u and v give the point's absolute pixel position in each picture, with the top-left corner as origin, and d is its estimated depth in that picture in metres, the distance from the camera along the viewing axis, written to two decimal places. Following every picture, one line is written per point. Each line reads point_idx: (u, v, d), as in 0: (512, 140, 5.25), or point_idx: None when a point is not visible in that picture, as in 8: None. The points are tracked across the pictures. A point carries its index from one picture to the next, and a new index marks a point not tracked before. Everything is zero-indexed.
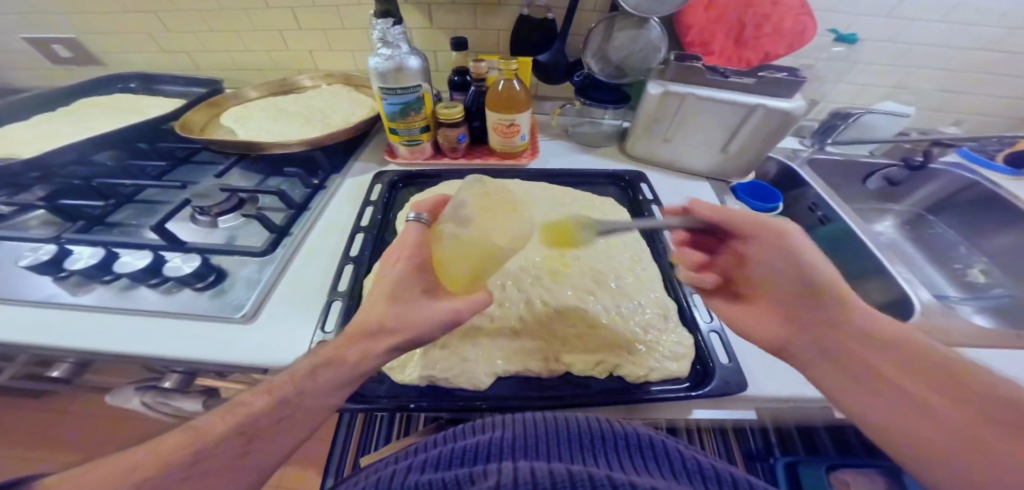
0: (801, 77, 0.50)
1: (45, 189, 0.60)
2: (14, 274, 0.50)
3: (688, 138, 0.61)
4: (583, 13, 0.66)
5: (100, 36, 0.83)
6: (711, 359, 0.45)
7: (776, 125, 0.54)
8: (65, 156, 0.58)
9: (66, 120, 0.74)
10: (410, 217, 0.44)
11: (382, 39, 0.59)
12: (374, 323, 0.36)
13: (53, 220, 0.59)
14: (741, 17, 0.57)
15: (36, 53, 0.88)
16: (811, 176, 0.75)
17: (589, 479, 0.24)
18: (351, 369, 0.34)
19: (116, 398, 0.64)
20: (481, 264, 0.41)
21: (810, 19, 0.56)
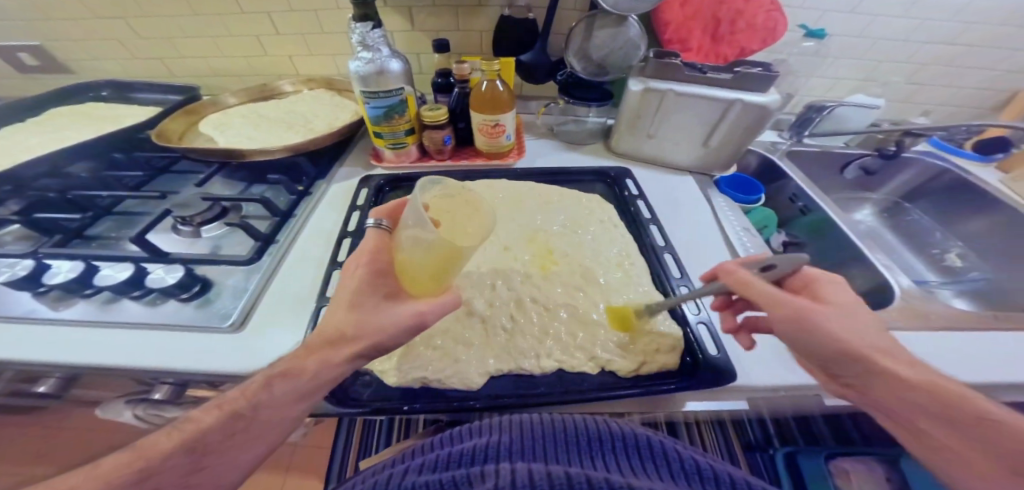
0: (774, 71, 0.51)
1: (19, 203, 0.58)
2: None
3: (670, 133, 0.62)
4: (563, 13, 0.66)
5: (70, 44, 0.82)
6: (700, 350, 0.46)
7: (753, 119, 0.55)
8: (39, 168, 0.57)
9: (37, 131, 0.73)
10: (369, 223, 0.44)
11: (362, 42, 0.58)
12: (334, 332, 0.36)
13: (30, 235, 0.58)
14: (716, 14, 0.58)
15: (3, 61, 0.86)
16: (790, 168, 0.76)
17: (588, 481, 0.24)
18: (309, 381, 0.34)
19: (107, 412, 0.63)
20: (439, 265, 0.38)
21: (781, 15, 0.57)
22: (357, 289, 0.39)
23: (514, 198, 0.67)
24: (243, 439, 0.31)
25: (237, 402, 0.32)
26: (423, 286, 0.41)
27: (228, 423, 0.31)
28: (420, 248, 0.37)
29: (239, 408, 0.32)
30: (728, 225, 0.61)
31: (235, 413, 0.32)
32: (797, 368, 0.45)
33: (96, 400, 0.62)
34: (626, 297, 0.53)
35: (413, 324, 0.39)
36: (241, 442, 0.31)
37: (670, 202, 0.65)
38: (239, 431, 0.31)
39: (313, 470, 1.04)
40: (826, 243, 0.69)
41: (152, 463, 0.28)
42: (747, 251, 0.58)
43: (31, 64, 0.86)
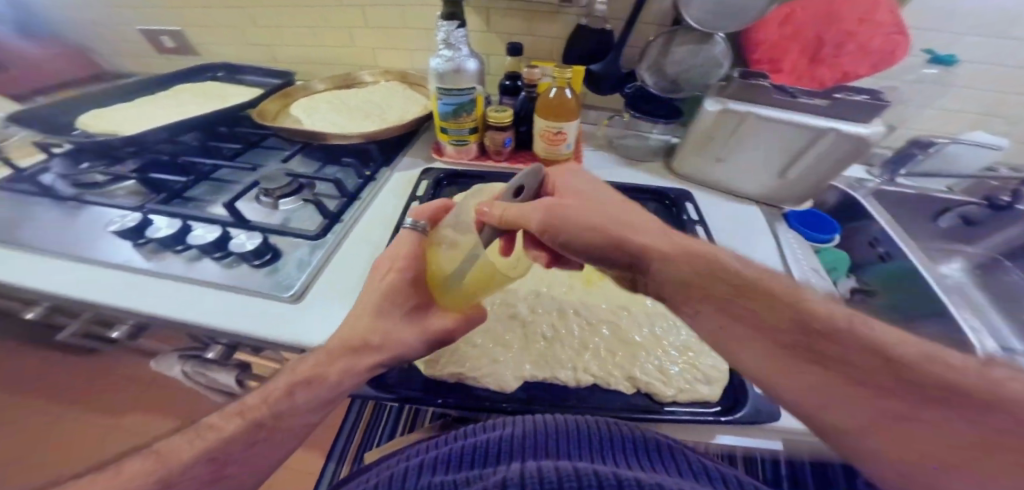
0: (885, 100, 0.47)
1: (137, 164, 0.67)
2: (102, 237, 0.55)
3: (742, 158, 0.59)
4: (642, 26, 0.66)
5: (200, 30, 0.90)
6: (745, 387, 0.43)
7: (847, 151, 0.51)
8: (160, 135, 0.64)
9: (163, 104, 0.81)
10: (409, 223, 0.49)
11: (445, 40, 0.61)
12: (357, 340, 0.40)
13: (138, 191, 0.64)
14: (819, 35, 0.55)
15: (146, 42, 0.96)
16: (875, 209, 0.71)
17: (594, 475, 0.25)
18: (329, 389, 0.38)
19: (161, 365, 0.68)
20: (480, 279, 0.43)
21: (904, 38, 0.52)
22: (382, 302, 0.43)
23: None
24: (262, 447, 0.35)
25: (257, 414, 0.36)
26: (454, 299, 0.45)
27: (250, 434, 0.35)
28: (468, 256, 0.43)
29: (261, 417, 0.36)
30: (795, 265, 0.57)
31: (257, 422, 0.36)
32: None
33: (155, 351, 0.68)
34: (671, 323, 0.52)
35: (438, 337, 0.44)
36: (262, 450, 0.35)
37: (737, 230, 0.62)
38: (260, 440, 0.35)
39: (318, 445, 1.09)
40: (903, 291, 0.64)
41: (171, 471, 0.30)
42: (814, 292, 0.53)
43: (166, 45, 0.96)
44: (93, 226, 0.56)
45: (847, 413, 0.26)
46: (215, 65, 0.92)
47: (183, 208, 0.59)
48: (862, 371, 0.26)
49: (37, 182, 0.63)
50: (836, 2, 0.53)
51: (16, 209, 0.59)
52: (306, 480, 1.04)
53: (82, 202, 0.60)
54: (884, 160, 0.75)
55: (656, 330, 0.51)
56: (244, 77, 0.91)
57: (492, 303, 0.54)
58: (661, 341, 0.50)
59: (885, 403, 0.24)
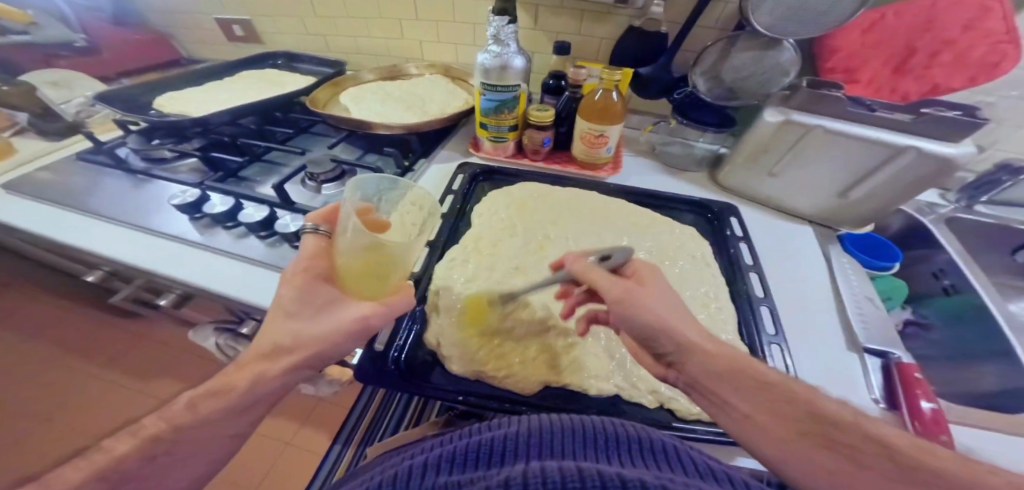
0: (981, 117, 0.43)
1: (199, 142, 0.71)
2: (160, 209, 0.58)
3: (798, 174, 0.56)
4: (700, 29, 0.63)
5: (266, 19, 0.94)
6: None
7: (926, 174, 0.47)
8: (222, 117, 0.67)
9: (229, 87, 0.85)
10: (305, 229, 0.41)
11: (496, 36, 0.61)
12: (267, 345, 0.35)
13: (198, 169, 0.68)
14: (911, 43, 0.51)
15: (220, 31, 1.01)
16: (947, 238, 0.65)
17: (599, 476, 0.23)
18: (242, 397, 0.33)
19: (197, 335, 0.71)
20: (373, 264, 0.34)
21: (1014, 49, 0.47)
22: (295, 300, 0.36)
23: (599, 212, 0.65)
24: (166, 464, 0.29)
25: (152, 429, 0.30)
26: (365, 290, 0.38)
27: (147, 449, 0.29)
28: (353, 249, 0.34)
29: (161, 432, 0.30)
30: (846, 293, 0.53)
31: (155, 436, 0.30)
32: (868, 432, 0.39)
33: (192, 320, 0.71)
34: None
35: (357, 330, 0.37)
36: (169, 468, 0.29)
37: (785, 251, 0.59)
38: (162, 454, 0.29)
39: (327, 425, 1.13)
40: (966, 330, 0.58)
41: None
42: (861, 321, 0.49)
43: (237, 34, 1.01)
44: (155, 198, 0.60)
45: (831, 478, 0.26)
46: (278, 52, 0.96)
47: (237, 187, 0.61)
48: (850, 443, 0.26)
49: (112, 155, 0.67)
50: (939, 9, 0.49)
51: (90, 178, 0.63)
52: (311, 458, 1.07)
53: (150, 176, 0.63)
54: (962, 184, 0.70)
55: None
56: (300, 66, 0.96)
57: (517, 303, 0.52)
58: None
59: (813, 437, 0.27)
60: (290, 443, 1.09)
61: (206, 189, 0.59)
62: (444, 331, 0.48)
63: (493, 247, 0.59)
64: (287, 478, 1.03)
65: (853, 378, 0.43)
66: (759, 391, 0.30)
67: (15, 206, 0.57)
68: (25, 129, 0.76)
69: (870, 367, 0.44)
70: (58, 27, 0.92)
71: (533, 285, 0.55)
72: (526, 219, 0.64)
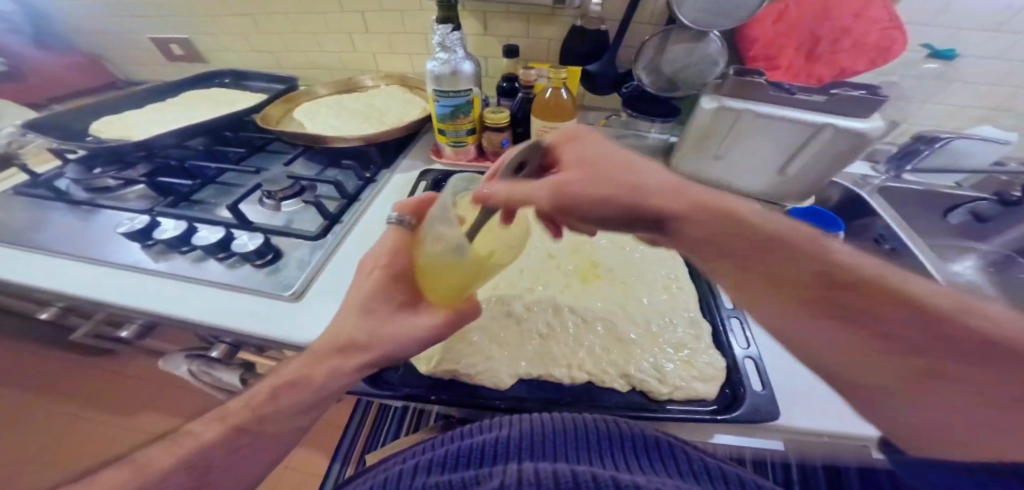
0: (883, 94, 0.46)
1: (145, 168, 0.69)
2: (110, 239, 0.57)
3: (739, 156, 0.59)
4: (638, 26, 0.66)
5: (208, 38, 0.93)
6: (743, 384, 0.44)
7: (846, 146, 0.50)
8: (168, 140, 0.66)
9: (176, 111, 0.83)
10: (392, 218, 0.47)
11: (441, 44, 0.63)
12: (345, 338, 0.38)
13: (146, 195, 0.66)
14: (813, 32, 0.55)
15: (156, 49, 1.00)
16: (882, 206, 0.69)
17: (592, 478, 0.25)
18: (317, 390, 0.37)
19: (168, 365, 0.69)
20: (454, 275, 0.36)
21: (901, 34, 0.51)
22: (370, 297, 0.41)
23: None
24: (247, 452, 0.34)
25: (238, 417, 0.35)
26: (440, 295, 0.39)
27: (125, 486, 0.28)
28: (437, 255, 0.36)
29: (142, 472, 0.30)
30: None
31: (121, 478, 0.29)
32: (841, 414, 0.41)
33: (163, 350, 0.69)
34: (668, 320, 0.51)
35: (429, 337, 0.40)
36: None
37: None
38: (245, 445, 0.34)
39: (320, 444, 1.11)
40: None
41: None
42: None
43: (176, 54, 0.99)
44: (104, 228, 0.59)
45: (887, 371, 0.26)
46: (223, 71, 0.95)
47: (191, 211, 0.60)
48: (925, 336, 0.25)
49: (52, 188, 0.65)
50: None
51: (33, 214, 0.61)
52: (307, 481, 1.05)
53: (95, 206, 0.62)
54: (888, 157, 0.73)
55: (653, 327, 0.51)
56: (249, 83, 0.94)
57: (487, 301, 0.54)
58: (656, 338, 0.49)
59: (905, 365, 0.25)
60: (281, 468, 1.07)
61: (155, 215, 0.58)
62: None
63: None
64: None
65: None
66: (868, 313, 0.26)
67: None
68: None
69: None
70: None
71: (500, 283, 0.56)
72: None
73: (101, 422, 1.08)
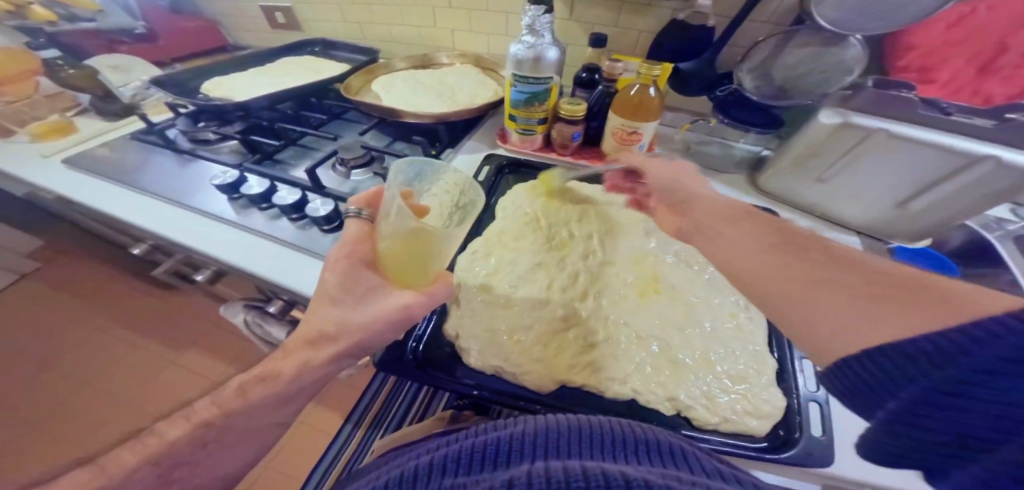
0: None
1: (241, 125, 0.74)
2: (203, 187, 0.60)
3: (851, 180, 0.52)
4: (752, 24, 0.60)
5: (305, 7, 0.97)
6: (800, 426, 0.39)
7: (998, 188, 0.43)
8: (262, 103, 0.70)
9: (272, 75, 0.87)
10: (349, 212, 0.42)
11: (530, 26, 0.61)
12: (312, 333, 0.37)
13: (238, 151, 0.70)
14: (1003, 39, 0.47)
15: (262, 17, 1.05)
16: (1014, 257, 0.58)
17: (603, 475, 0.22)
18: (290, 383, 0.36)
19: (228, 310, 0.74)
20: (416, 250, 0.36)
21: None
22: (339, 287, 0.37)
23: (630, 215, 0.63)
24: (216, 448, 0.33)
25: (204, 414, 0.34)
26: (406, 277, 0.38)
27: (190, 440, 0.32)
28: (393, 234, 0.35)
29: (211, 418, 0.33)
30: None
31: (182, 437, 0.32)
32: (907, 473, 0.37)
33: (228, 297, 0.73)
34: (728, 350, 0.47)
35: (396, 318, 0.38)
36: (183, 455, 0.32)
37: None
38: (210, 442, 0.33)
39: (342, 407, 1.16)
40: None
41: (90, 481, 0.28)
42: None
43: (278, 22, 1.04)
44: (198, 177, 0.62)
45: (850, 311, 0.29)
46: (315, 39, 0.98)
47: (272, 170, 0.63)
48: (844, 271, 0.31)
49: (163, 136, 0.70)
50: None
51: (142, 155, 0.67)
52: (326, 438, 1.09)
53: (195, 156, 0.66)
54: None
55: (711, 354, 0.46)
56: (335, 53, 0.98)
57: (540, 300, 0.51)
58: (712, 366, 0.45)
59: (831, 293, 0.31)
60: (304, 422, 1.12)
61: (244, 170, 0.61)
62: (463, 323, 0.49)
63: (516, 241, 0.59)
64: (297, 455, 1.06)
65: None
66: (806, 257, 0.35)
67: (73, 180, 0.62)
68: (87, 110, 0.84)
69: None
70: (121, 16, 0.97)
71: (552, 282, 0.54)
72: (551, 215, 0.63)
73: (172, 355, 1.18)
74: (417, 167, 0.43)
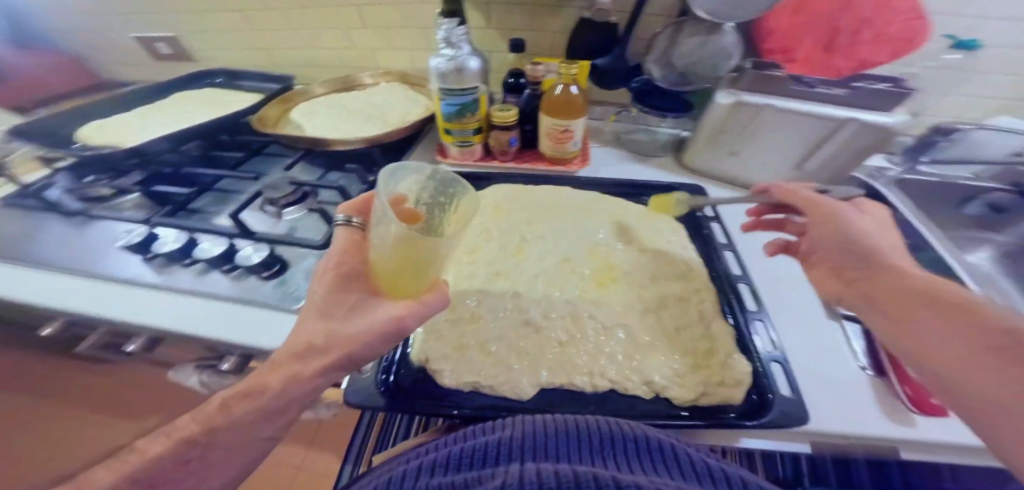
0: (908, 87, 0.45)
1: (138, 175, 0.69)
2: (106, 251, 0.55)
3: (758, 151, 0.57)
4: (648, 18, 0.64)
5: (196, 35, 0.91)
6: (770, 388, 0.41)
7: (870, 142, 0.49)
8: (160, 146, 0.64)
9: (163, 115, 0.80)
10: (338, 220, 0.41)
11: (447, 39, 0.61)
12: (301, 344, 0.33)
13: (142, 203, 0.65)
14: (836, 22, 0.53)
15: (141, 49, 0.98)
16: (898, 198, 0.67)
17: (594, 479, 0.20)
18: (275, 397, 0.32)
19: (178, 374, 0.66)
20: (407, 258, 0.32)
21: (924, 24, 0.51)
22: (326, 298, 0.35)
23: (580, 209, 0.65)
24: (197, 468, 0.30)
25: (185, 431, 0.31)
26: (398, 287, 0.35)
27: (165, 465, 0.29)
28: (382, 239, 0.32)
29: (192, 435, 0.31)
30: None
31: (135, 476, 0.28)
32: (868, 418, 0.40)
33: (170, 362, 0.64)
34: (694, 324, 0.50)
35: (389, 332, 0.34)
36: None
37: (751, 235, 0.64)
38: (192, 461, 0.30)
39: (335, 449, 1.07)
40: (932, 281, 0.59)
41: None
42: None
43: (165, 52, 0.97)
44: (99, 238, 0.57)
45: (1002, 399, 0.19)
46: (216, 70, 0.92)
47: (189, 220, 0.59)
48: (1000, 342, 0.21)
49: (42, 198, 0.63)
50: None
51: (25, 224, 0.59)
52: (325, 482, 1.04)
53: (90, 216, 0.60)
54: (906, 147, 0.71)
55: (676, 330, 0.49)
56: (241, 83, 0.92)
57: (503, 308, 0.52)
58: (677, 343, 0.48)
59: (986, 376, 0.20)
60: (300, 469, 1.06)
61: (152, 225, 0.57)
62: (430, 345, 0.48)
63: (471, 254, 0.59)
64: None
65: (839, 350, 0.47)
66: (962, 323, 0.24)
67: None
68: None
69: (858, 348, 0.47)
70: None
71: (515, 289, 0.54)
72: (501, 223, 0.64)
73: None
74: (401, 171, 0.37)
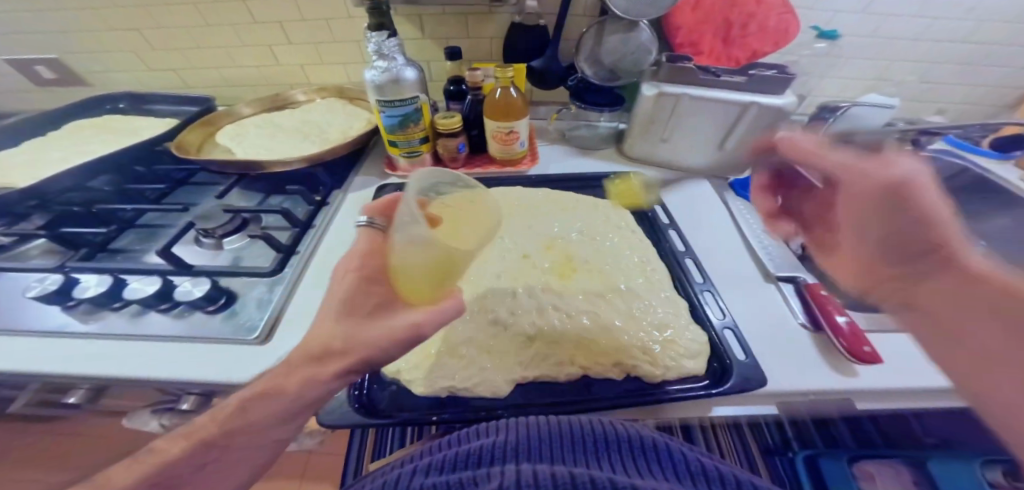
0: (790, 72, 0.52)
1: (42, 217, 0.63)
2: (21, 305, 0.51)
3: (684, 137, 0.63)
4: (574, 18, 0.67)
5: (89, 57, 0.86)
6: (727, 354, 0.46)
7: (767, 123, 0.57)
8: (62, 183, 0.60)
9: (63, 144, 0.76)
10: (361, 221, 0.41)
11: (378, 51, 0.61)
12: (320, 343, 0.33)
13: (53, 249, 0.61)
14: (727, 17, 0.60)
15: (17, 73, 0.91)
16: None
17: (590, 481, 0.25)
18: (295, 400, 0.32)
19: (135, 421, 0.62)
20: (435, 267, 0.37)
21: (793, 17, 0.58)
22: (346, 306, 0.35)
23: (531, 206, 0.67)
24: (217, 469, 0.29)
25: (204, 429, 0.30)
26: (419, 294, 0.38)
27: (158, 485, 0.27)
28: (410, 249, 0.36)
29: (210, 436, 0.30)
30: (765, 255, 0.58)
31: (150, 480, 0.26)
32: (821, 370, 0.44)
33: (122, 410, 0.61)
34: (647, 302, 0.53)
35: (410, 339, 0.35)
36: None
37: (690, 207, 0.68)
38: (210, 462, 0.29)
39: (329, 475, 1.03)
40: None
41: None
42: (768, 255, 0.58)
43: (48, 77, 0.91)
44: (8, 292, 0.53)
45: None
46: (118, 95, 0.87)
47: (113, 261, 0.56)
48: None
49: None
50: None
51: None
52: None
53: None
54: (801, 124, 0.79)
55: (635, 310, 0.52)
56: (153, 107, 0.87)
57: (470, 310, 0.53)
58: (640, 321, 0.51)
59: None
60: None
61: (70, 270, 0.53)
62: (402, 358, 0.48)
63: None
64: None
65: (780, 309, 0.52)
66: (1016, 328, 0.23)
67: None
68: None
69: (789, 295, 0.53)
70: None
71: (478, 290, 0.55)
72: None
73: None
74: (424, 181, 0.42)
